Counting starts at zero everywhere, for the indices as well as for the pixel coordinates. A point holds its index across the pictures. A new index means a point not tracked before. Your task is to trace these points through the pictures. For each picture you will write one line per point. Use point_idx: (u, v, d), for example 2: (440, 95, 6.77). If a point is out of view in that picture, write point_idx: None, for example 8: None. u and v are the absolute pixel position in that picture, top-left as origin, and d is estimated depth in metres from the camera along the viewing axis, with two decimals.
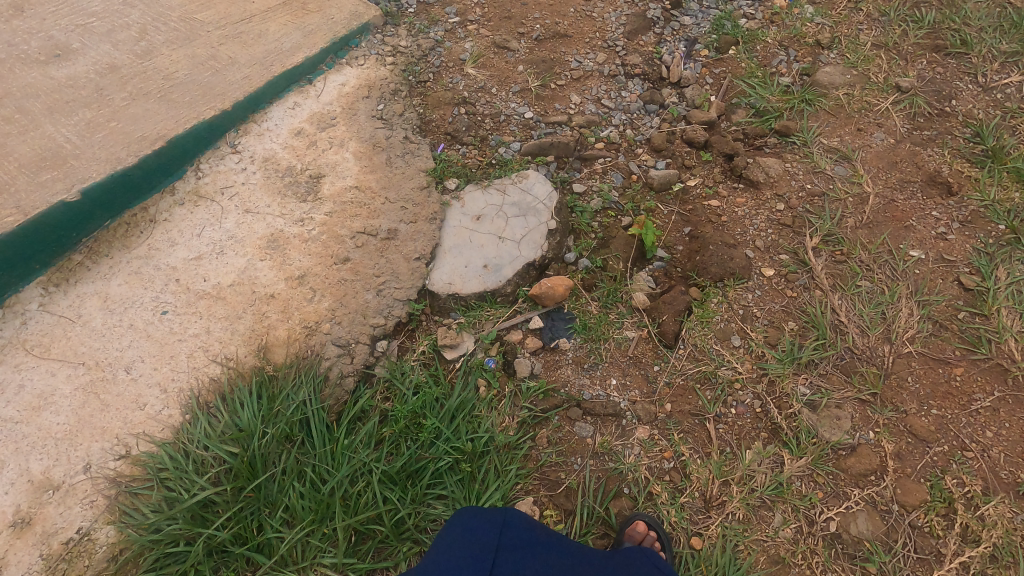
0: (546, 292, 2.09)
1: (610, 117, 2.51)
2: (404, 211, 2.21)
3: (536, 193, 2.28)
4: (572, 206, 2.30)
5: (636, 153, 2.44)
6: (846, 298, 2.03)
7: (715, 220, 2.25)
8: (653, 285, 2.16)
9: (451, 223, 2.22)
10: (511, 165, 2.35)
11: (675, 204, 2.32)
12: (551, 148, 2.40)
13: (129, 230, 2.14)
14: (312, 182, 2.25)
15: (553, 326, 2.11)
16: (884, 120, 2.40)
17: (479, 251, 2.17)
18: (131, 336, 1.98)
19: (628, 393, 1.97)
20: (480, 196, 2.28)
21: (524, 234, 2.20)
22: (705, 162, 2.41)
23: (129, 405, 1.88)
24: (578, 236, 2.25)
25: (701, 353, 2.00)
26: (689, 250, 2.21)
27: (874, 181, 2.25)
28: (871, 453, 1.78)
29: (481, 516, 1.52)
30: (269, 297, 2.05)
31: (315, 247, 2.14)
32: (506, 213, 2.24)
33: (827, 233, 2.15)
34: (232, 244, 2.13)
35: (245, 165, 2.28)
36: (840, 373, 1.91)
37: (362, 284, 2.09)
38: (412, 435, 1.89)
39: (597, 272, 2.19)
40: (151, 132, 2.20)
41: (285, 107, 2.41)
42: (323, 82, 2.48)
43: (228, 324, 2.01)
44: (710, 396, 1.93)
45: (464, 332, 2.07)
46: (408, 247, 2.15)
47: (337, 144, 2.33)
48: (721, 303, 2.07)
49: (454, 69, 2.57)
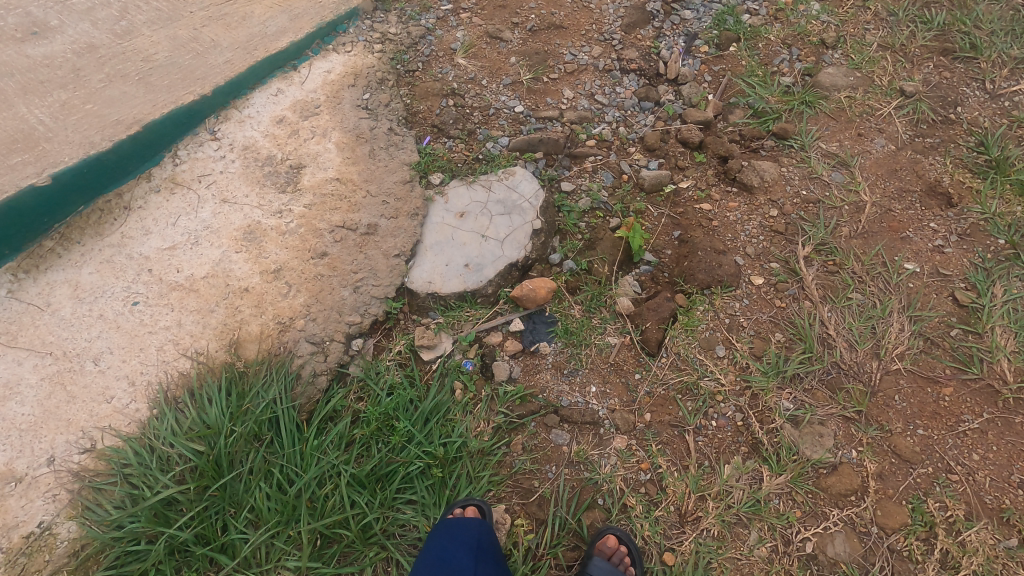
0: (528, 294, 2.04)
1: (603, 114, 2.44)
2: (385, 205, 2.15)
3: (522, 191, 2.22)
4: (560, 205, 2.24)
5: (628, 152, 2.38)
6: (835, 310, 1.97)
7: (706, 224, 2.20)
8: (638, 290, 2.10)
9: (433, 220, 2.16)
10: (499, 161, 2.28)
11: (666, 207, 2.26)
12: (541, 144, 2.33)
13: (102, 217, 2.08)
14: (292, 172, 2.19)
15: (534, 329, 2.06)
16: (885, 126, 2.31)
17: (460, 249, 2.11)
18: (101, 327, 1.93)
19: (608, 401, 1.93)
20: (465, 193, 2.21)
21: (508, 233, 2.14)
22: (699, 164, 2.34)
23: (97, 397, 1.84)
24: (564, 237, 2.20)
25: (684, 362, 1.95)
26: (677, 255, 2.16)
27: (872, 189, 2.18)
28: (852, 473, 1.73)
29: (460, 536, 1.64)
30: (243, 291, 2.00)
31: (293, 240, 2.08)
32: (491, 211, 2.18)
33: (820, 242, 2.09)
34: (207, 235, 2.07)
35: (223, 153, 2.20)
36: (825, 389, 1.85)
37: (339, 280, 2.03)
38: (384, 437, 1.85)
39: (582, 274, 2.13)
40: (127, 116, 2.13)
41: (267, 94, 2.33)
42: (308, 69, 2.39)
43: (200, 317, 1.96)
44: (691, 407, 1.89)
45: (442, 332, 2.03)
46: (387, 243, 2.09)
47: (320, 133, 2.26)
48: (707, 312, 2.02)
49: (444, 59, 2.50)
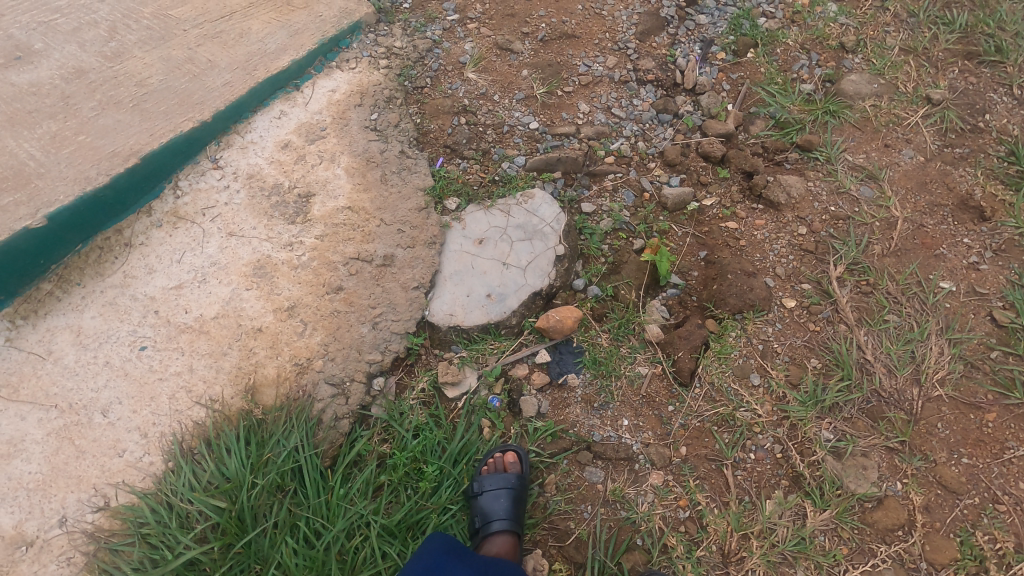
0: (555, 325, 1.96)
1: (621, 128, 2.35)
2: (400, 234, 2.05)
3: (543, 214, 2.13)
4: (581, 227, 2.15)
5: (649, 168, 2.29)
6: (872, 334, 1.92)
7: (733, 244, 2.13)
8: (666, 315, 2.04)
9: (452, 248, 2.07)
10: (516, 183, 2.19)
11: (690, 225, 2.19)
12: (559, 163, 2.23)
13: (102, 256, 1.96)
14: (301, 202, 2.08)
15: (561, 360, 1.99)
16: (913, 136, 2.25)
17: (481, 277, 2.03)
18: (107, 376, 1.82)
19: (642, 434, 1.87)
20: (482, 218, 2.12)
21: (529, 259, 2.06)
22: (722, 179, 2.26)
23: (107, 451, 1.74)
24: (587, 261, 2.12)
25: (718, 393, 1.90)
26: (704, 277, 2.09)
27: (902, 204, 2.12)
28: (898, 506, 1.69)
29: (509, 499, 1.72)
30: (256, 331, 1.90)
31: (306, 274, 1.98)
32: (511, 236, 2.10)
33: (853, 262, 2.03)
34: (215, 272, 1.96)
35: (227, 182, 2.09)
36: (866, 418, 1.81)
37: (357, 316, 1.94)
38: (412, 482, 1.79)
39: (608, 301, 2.06)
40: (124, 147, 2.00)
41: (270, 116, 2.21)
42: (312, 88, 2.28)
43: (213, 361, 1.85)
44: (728, 439, 1.84)
45: (466, 367, 1.95)
46: (405, 275, 2.00)
47: (328, 158, 2.15)
48: (740, 338, 1.96)
49: (453, 73, 2.39)
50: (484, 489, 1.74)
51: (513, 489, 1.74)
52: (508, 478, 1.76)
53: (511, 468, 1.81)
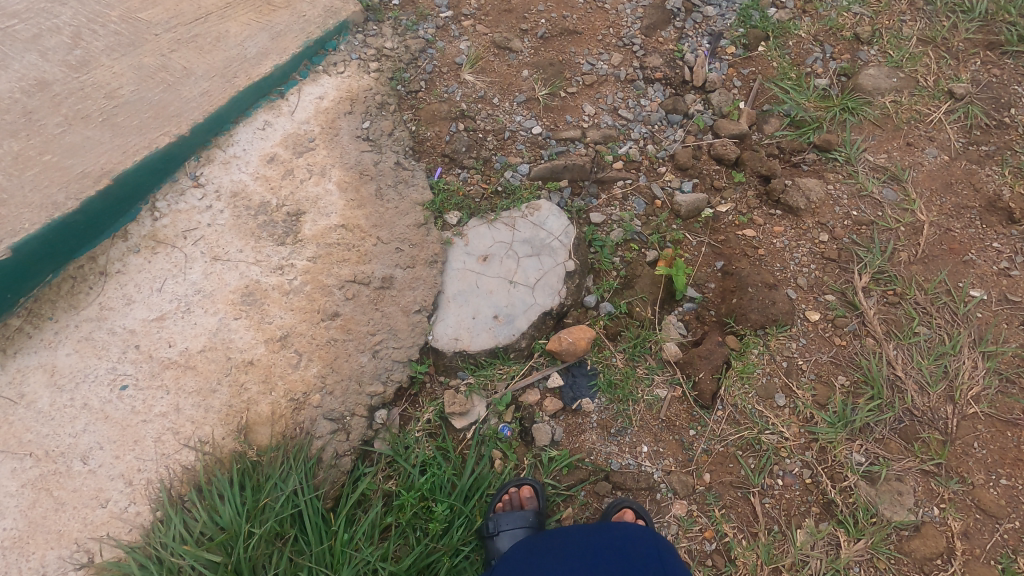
0: (567, 348, 1.84)
1: (629, 131, 2.22)
2: (399, 253, 1.92)
3: (550, 227, 2.01)
4: (591, 240, 2.03)
5: (659, 172, 2.17)
6: (901, 348, 1.82)
7: (752, 253, 2.01)
8: (684, 332, 1.93)
9: (455, 267, 1.94)
10: (520, 194, 2.06)
11: (705, 234, 2.07)
12: (565, 170, 2.10)
13: (75, 286, 1.81)
14: (291, 221, 1.93)
15: (574, 384, 1.87)
16: (936, 134, 2.13)
17: (487, 297, 1.91)
18: (86, 419, 1.68)
19: (662, 462, 1.77)
20: (486, 234, 1.99)
21: (538, 276, 1.94)
22: (737, 183, 2.14)
23: (89, 501, 1.61)
24: (598, 276, 2.00)
25: (742, 415, 1.79)
26: (722, 289, 1.98)
27: (928, 207, 2.01)
28: (937, 534, 1.60)
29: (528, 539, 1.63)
30: (247, 365, 1.76)
31: (298, 300, 1.84)
32: (517, 252, 1.97)
33: (878, 270, 1.93)
34: (200, 300, 1.82)
35: (210, 202, 1.94)
36: (898, 439, 1.72)
37: (355, 344, 1.81)
38: (421, 523, 1.67)
39: (622, 318, 1.94)
40: (94, 167, 1.84)
41: (253, 127, 2.05)
42: (297, 95, 2.12)
43: (201, 399, 1.72)
44: (754, 464, 1.74)
45: (474, 395, 1.83)
46: (406, 297, 1.87)
47: (318, 172, 2.00)
48: (762, 355, 1.86)
49: (449, 76, 2.23)
50: (501, 530, 1.64)
51: (531, 528, 1.65)
52: (526, 515, 1.66)
53: (527, 504, 1.71)
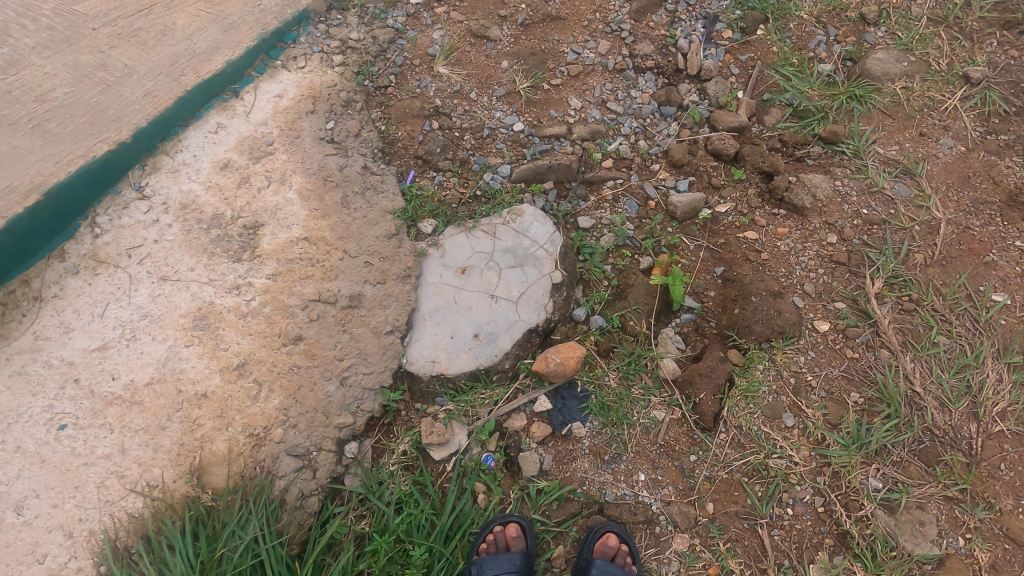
0: (555, 369, 1.68)
1: (619, 125, 2.04)
2: (368, 267, 1.74)
3: (534, 235, 1.84)
4: (579, 247, 1.87)
5: (652, 170, 2.01)
6: (919, 360, 1.67)
7: (754, 258, 1.86)
8: (683, 346, 1.78)
9: (430, 281, 1.77)
10: (501, 198, 1.88)
11: (704, 237, 1.92)
12: (550, 171, 1.92)
13: (6, 314, 1.62)
14: (247, 235, 1.75)
15: (564, 407, 1.71)
16: (950, 122, 1.96)
17: (466, 314, 1.74)
18: (20, 464, 1.51)
19: (661, 491, 1.62)
20: (464, 244, 1.82)
21: (521, 289, 1.77)
22: (737, 181, 1.97)
23: (23, 558, 1.44)
24: (588, 286, 1.84)
25: (747, 438, 1.64)
26: (723, 298, 1.83)
27: (944, 204, 1.85)
28: (962, 567, 1.47)
29: None
30: (200, 397, 1.59)
31: (257, 323, 1.66)
32: (499, 263, 1.80)
33: (892, 275, 1.77)
34: (147, 326, 1.64)
35: (156, 215, 1.75)
36: (919, 462, 1.57)
37: (321, 371, 1.64)
38: (397, 568, 1.52)
39: (615, 332, 1.78)
40: (23, 181, 1.66)
41: (204, 131, 1.85)
42: (253, 94, 1.91)
43: (149, 438, 1.55)
44: (761, 492, 1.60)
45: (454, 423, 1.67)
46: (376, 317, 1.70)
47: (277, 179, 1.81)
48: (768, 371, 1.70)
49: (421, 69, 2.04)
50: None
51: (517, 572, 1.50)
52: (512, 559, 1.51)
53: (515, 545, 1.56)
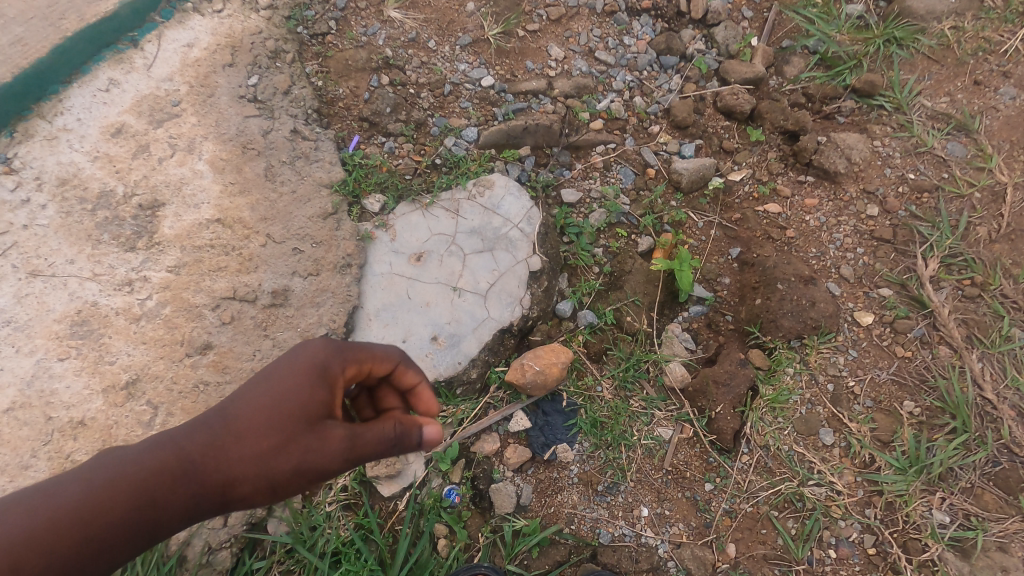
0: (533, 381, 1.33)
1: (610, 79, 1.69)
2: (297, 256, 1.38)
3: (506, 211, 1.48)
4: (563, 226, 1.52)
5: (651, 133, 1.66)
6: (988, 359, 1.34)
7: (777, 236, 1.52)
8: (693, 346, 1.45)
9: (378, 272, 1.42)
10: (466, 167, 1.52)
11: (715, 211, 1.58)
12: (526, 134, 1.57)
13: None
14: (144, 217, 1.39)
15: (547, 426, 1.37)
16: (1013, 67, 1.61)
17: (422, 312, 1.40)
18: None
19: (669, 530, 1.30)
20: (420, 224, 1.46)
21: (491, 280, 1.43)
22: (754, 144, 1.63)
23: None
24: (574, 274, 1.50)
25: (776, 461, 1.31)
26: (740, 285, 1.49)
27: (1009, 165, 1.50)
28: None
29: None
30: (76, 426, 1.24)
31: (153, 329, 1.31)
32: (463, 247, 1.45)
33: (949, 253, 1.44)
34: (10, 335, 1.28)
35: (27, 194, 1.38)
36: (995, 489, 1.24)
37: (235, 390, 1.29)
38: None
39: (608, 331, 1.45)
40: None
41: (92, 89, 1.47)
42: (156, 43, 1.54)
43: (7, 481, 1.20)
44: (795, 530, 1.27)
45: (408, 449, 1.34)
46: (307, 319, 1.35)
47: (183, 147, 1.45)
48: (799, 375, 1.37)
49: (368, 12, 1.66)
50: None
51: None
52: None
53: None
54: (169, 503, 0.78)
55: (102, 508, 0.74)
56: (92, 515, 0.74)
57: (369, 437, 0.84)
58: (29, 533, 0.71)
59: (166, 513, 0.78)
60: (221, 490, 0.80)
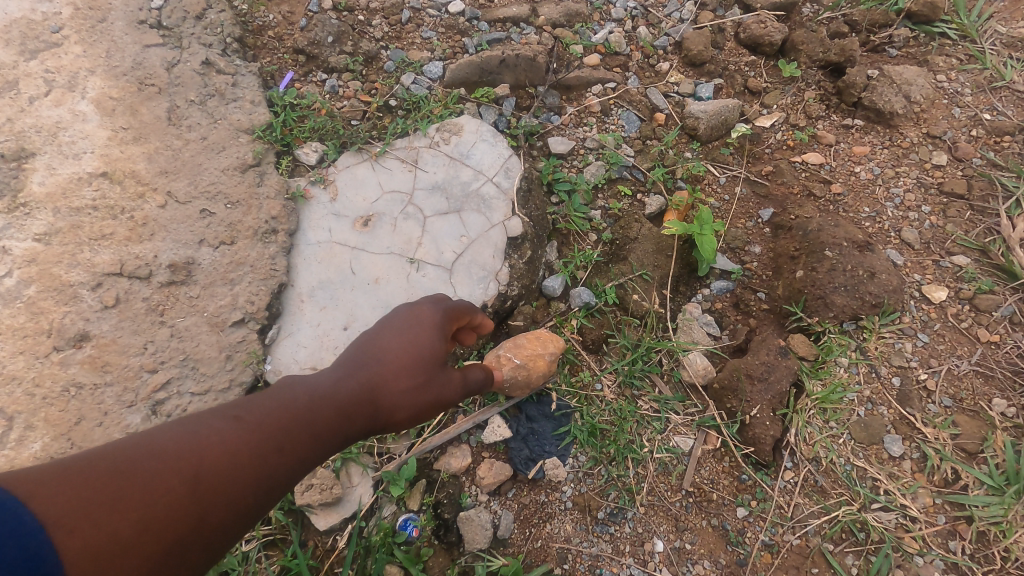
0: (511, 378, 1.02)
1: (607, 7, 1.38)
2: (207, 220, 1.07)
3: (479, 163, 1.17)
4: (551, 183, 1.21)
5: (660, 70, 1.34)
6: None
7: (822, 191, 1.20)
8: (717, 332, 1.15)
9: (313, 240, 1.11)
10: (427, 109, 1.20)
11: (740, 164, 1.27)
12: (504, 69, 1.25)
13: None
14: (5, 171, 1.06)
15: (532, 435, 1.06)
16: None
17: (369, 290, 1.08)
18: None
19: (692, 570, 0.99)
20: (369, 180, 1.15)
21: (458, 249, 1.11)
22: (787, 82, 1.32)
23: None
24: (566, 243, 1.19)
25: (828, 479, 1.01)
26: (775, 254, 1.18)
27: None
28: None
29: None
30: None
31: (11, 316, 0.99)
32: (423, 208, 1.14)
33: None
34: None
35: None
36: None
37: (118, 394, 0.97)
38: None
39: (610, 313, 1.14)
40: None
41: None
42: None
43: None
44: (859, 570, 0.96)
45: (352, 467, 1.04)
46: (217, 300, 1.03)
47: (62, 83, 1.12)
48: (856, 366, 1.06)
49: None
50: None
51: None
52: None
53: None
54: (354, 432, 0.67)
55: (308, 426, 0.62)
56: (294, 435, 0.61)
57: (473, 381, 0.85)
58: (250, 444, 0.58)
59: (347, 444, 0.67)
60: (389, 422, 0.70)
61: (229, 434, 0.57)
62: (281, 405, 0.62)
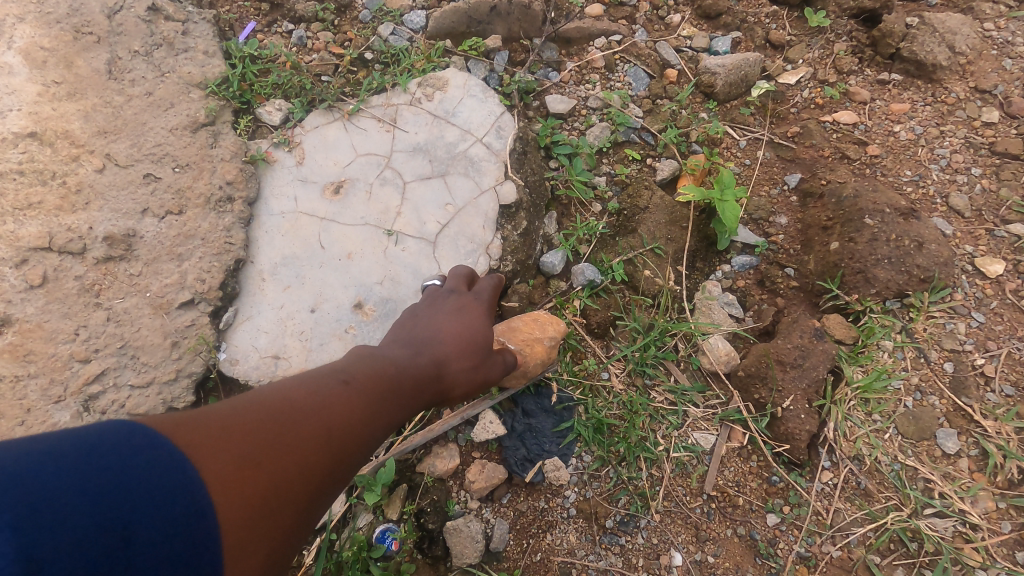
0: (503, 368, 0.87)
1: None
2: (152, 186, 0.93)
3: (466, 121, 1.03)
4: (549, 145, 1.07)
5: (670, 21, 1.20)
6: None
7: (856, 154, 1.05)
8: (740, 313, 1.01)
9: (276, 210, 0.96)
10: (407, 62, 1.06)
11: (762, 125, 1.13)
12: (495, 18, 1.11)
13: None
14: None
15: (528, 432, 0.92)
16: None
17: (341, 267, 0.94)
18: None
19: None
20: (340, 141, 1.00)
21: (443, 219, 0.97)
22: (813, 33, 1.17)
23: None
24: (567, 214, 1.05)
25: (873, 480, 0.87)
26: (805, 224, 1.03)
27: None
28: None
29: None
30: None
31: None
32: (403, 173, 0.99)
33: None
34: None
35: None
36: None
37: (44, 388, 0.83)
38: None
39: (616, 292, 1.00)
40: None
41: None
42: None
43: None
44: None
45: None
46: (163, 278, 0.89)
47: None
48: (902, 351, 0.92)
49: None
50: None
51: None
52: None
53: None
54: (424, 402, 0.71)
55: (398, 390, 0.66)
56: (393, 403, 0.64)
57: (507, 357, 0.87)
58: (356, 403, 0.61)
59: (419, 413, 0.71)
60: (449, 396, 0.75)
61: (345, 394, 0.60)
62: (380, 369, 0.66)
